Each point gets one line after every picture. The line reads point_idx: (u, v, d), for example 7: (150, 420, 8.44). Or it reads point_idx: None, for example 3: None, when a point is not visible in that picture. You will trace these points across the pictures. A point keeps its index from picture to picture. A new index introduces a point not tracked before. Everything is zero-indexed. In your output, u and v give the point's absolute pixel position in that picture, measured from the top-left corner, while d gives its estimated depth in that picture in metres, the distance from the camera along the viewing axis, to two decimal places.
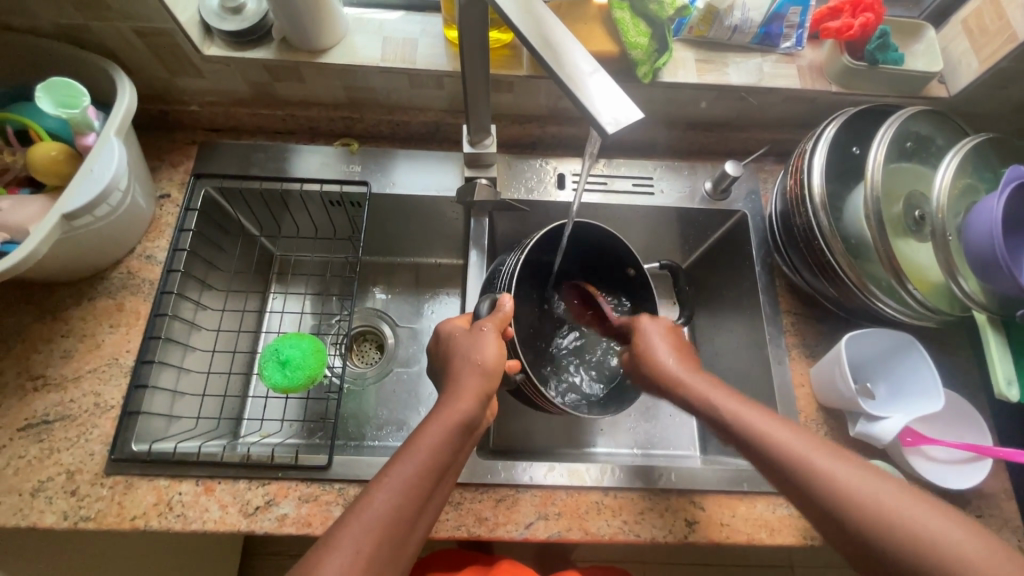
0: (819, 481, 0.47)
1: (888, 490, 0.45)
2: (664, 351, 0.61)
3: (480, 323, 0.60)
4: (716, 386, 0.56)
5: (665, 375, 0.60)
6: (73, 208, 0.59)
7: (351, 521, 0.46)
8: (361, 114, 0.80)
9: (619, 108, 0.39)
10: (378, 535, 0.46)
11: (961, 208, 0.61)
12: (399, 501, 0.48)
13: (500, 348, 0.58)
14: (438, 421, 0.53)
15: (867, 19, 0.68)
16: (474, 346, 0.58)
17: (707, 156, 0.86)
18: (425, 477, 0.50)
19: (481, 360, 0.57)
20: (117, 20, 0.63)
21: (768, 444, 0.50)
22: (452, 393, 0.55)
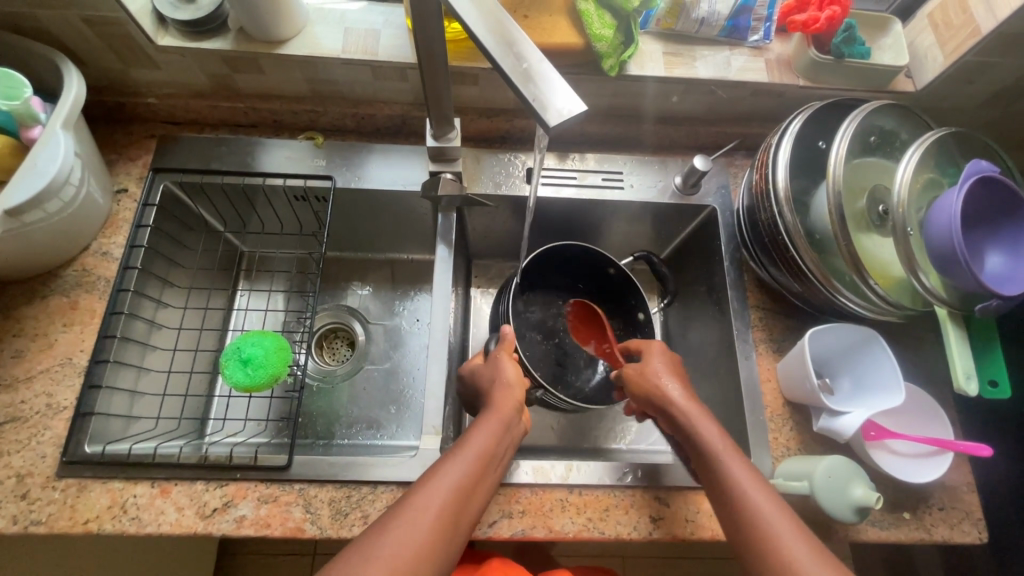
0: (719, 479, 0.53)
1: (762, 496, 0.50)
2: (662, 374, 0.64)
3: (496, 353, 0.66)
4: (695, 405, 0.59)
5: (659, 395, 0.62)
6: (15, 204, 0.56)
7: (411, 509, 0.46)
8: (324, 107, 0.78)
9: (564, 100, 0.38)
10: (430, 519, 0.46)
11: (923, 203, 0.61)
12: (457, 492, 0.49)
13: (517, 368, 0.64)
14: (480, 424, 0.56)
15: (833, 12, 0.67)
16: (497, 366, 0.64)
17: (679, 150, 0.85)
18: (476, 473, 0.52)
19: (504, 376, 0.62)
20: (64, 8, 0.61)
21: (697, 442, 0.56)
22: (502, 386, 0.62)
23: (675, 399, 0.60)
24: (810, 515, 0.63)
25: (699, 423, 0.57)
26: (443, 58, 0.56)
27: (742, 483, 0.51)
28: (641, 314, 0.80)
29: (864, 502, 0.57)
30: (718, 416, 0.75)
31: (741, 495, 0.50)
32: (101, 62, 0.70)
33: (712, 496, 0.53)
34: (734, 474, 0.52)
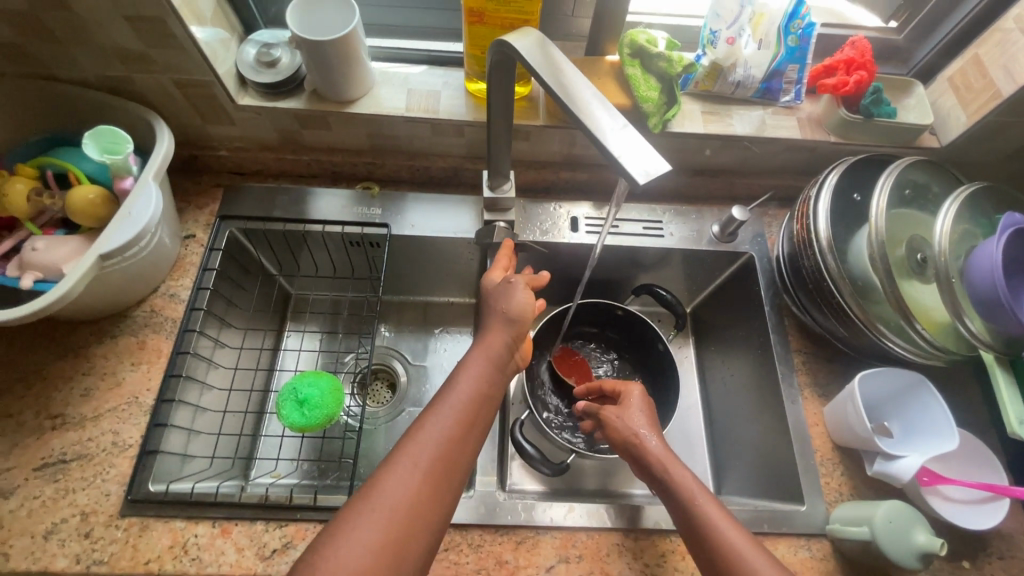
0: (702, 530, 0.54)
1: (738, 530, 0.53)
2: (642, 427, 0.63)
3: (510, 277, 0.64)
4: (674, 458, 0.60)
5: (640, 449, 0.61)
6: (110, 249, 0.60)
7: (415, 437, 0.52)
8: (382, 160, 0.83)
9: (649, 160, 0.42)
10: (418, 468, 0.50)
11: (961, 252, 0.64)
12: (441, 443, 0.52)
13: (529, 297, 0.63)
14: (473, 359, 0.59)
15: (861, 76, 0.73)
16: (505, 295, 0.63)
17: (714, 201, 0.90)
18: (464, 420, 0.55)
19: (510, 305, 0.62)
20: (160, 73, 0.68)
21: (681, 495, 0.56)
22: (505, 300, 0.63)
23: (655, 453, 0.60)
24: (869, 563, 0.63)
25: (681, 476, 0.57)
26: (508, 116, 0.61)
27: (725, 531, 0.53)
28: (659, 346, 0.85)
29: (927, 548, 0.57)
30: (766, 460, 0.75)
31: (728, 549, 0.52)
32: (183, 120, 0.75)
33: (692, 546, 0.55)
34: (719, 524, 0.53)
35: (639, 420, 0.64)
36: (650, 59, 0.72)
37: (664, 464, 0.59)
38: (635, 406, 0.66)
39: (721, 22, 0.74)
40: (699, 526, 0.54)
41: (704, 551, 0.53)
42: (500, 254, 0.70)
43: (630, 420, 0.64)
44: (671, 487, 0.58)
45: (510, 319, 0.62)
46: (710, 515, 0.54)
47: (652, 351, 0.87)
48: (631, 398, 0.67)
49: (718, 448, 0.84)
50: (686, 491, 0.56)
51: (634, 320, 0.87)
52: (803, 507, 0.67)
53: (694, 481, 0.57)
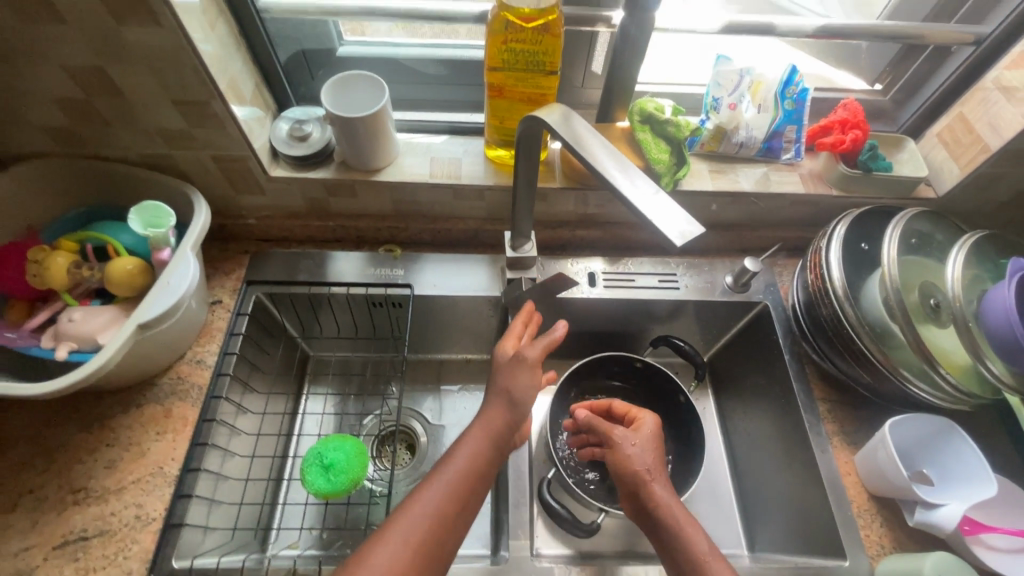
0: None
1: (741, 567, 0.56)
2: (652, 471, 0.61)
3: (522, 352, 0.63)
4: (683, 511, 0.58)
5: (648, 498, 0.59)
6: (148, 318, 0.62)
7: (413, 507, 0.52)
8: (404, 224, 0.87)
9: (684, 223, 0.45)
10: (409, 544, 0.50)
11: (974, 296, 0.66)
12: (433, 518, 0.52)
13: (535, 378, 0.63)
14: (473, 432, 0.59)
15: (856, 134, 0.78)
16: (512, 375, 0.62)
17: (724, 253, 0.92)
18: (458, 496, 0.55)
19: (514, 384, 0.62)
20: (200, 149, 0.71)
21: (693, 555, 0.55)
22: (510, 370, 0.63)
23: (664, 503, 0.58)
24: None
25: (692, 533, 0.56)
26: (530, 184, 0.64)
27: None
28: (681, 397, 0.85)
29: None
30: (800, 513, 0.74)
31: None
32: (216, 192, 0.79)
33: None
34: None
35: (649, 462, 0.61)
36: (659, 124, 0.77)
37: (673, 520, 0.57)
38: (644, 439, 0.64)
39: (722, 90, 0.80)
40: None
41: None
42: (520, 313, 0.69)
43: (638, 462, 0.61)
44: (681, 544, 0.56)
45: (512, 398, 0.61)
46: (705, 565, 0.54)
47: (674, 404, 0.87)
48: (641, 431, 0.65)
49: (748, 502, 0.82)
50: (696, 552, 0.55)
51: (655, 373, 0.87)
52: (845, 561, 0.66)
53: (694, 530, 0.56)
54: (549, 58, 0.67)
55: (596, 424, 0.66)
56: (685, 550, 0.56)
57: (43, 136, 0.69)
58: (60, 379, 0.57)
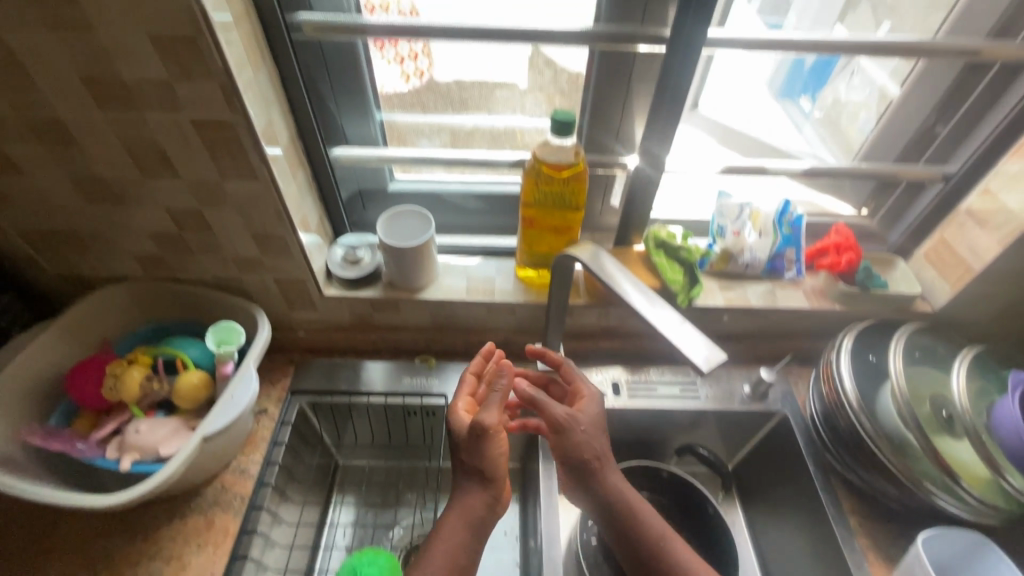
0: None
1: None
2: (608, 469, 0.68)
3: (481, 424, 0.61)
4: (638, 499, 0.68)
5: (609, 493, 0.67)
6: (211, 431, 0.67)
7: None
8: (440, 336, 0.94)
9: (706, 349, 0.51)
10: None
11: (983, 408, 0.71)
12: None
13: (501, 442, 0.64)
14: (448, 526, 0.63)
15: (851, 256, 0.86)
16: (478, 449, 0.63)
17: (740, 363, 0.97)
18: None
19: (486, 459, 0.63)
20: (266, 273, 0.81)
21: (659, 536, 0.66)
22: (472, 444, 0.63)
23: (626, 502, 0.67)
24: None
25: (653, 519, 0.67)
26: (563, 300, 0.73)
27: None
28: (710, 508, 0.85)
29: None
30: None
31: None
32: (273, 308, 0.87)
33: None
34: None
35: (597, 447, 0.68)
36: (672, 249, 0.86)
37: (636, 511, 0.67)
38: (588, 418, 0.69)
39: (726, 219, 0.90)
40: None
41: (658, 575, 0.65)
42: (472, 360, 0.74)
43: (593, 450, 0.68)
44: (650, 533, 0.66)
45: (483, 475, 0.64)
46: (662, 541, 0.66)
47: (703, 516, 0.86)
48: (582, 415, 0.69)
49: None
50: (661, 537, 0.66)
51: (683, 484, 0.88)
52: None
53: (637, 500, 0.68)
54: (575, 197, 0.78)
55: (558, 415, 0.67)
56: (653, 537, 0.66)
57: (133, 263, 0.78)
58: (137, 487, 0.63)
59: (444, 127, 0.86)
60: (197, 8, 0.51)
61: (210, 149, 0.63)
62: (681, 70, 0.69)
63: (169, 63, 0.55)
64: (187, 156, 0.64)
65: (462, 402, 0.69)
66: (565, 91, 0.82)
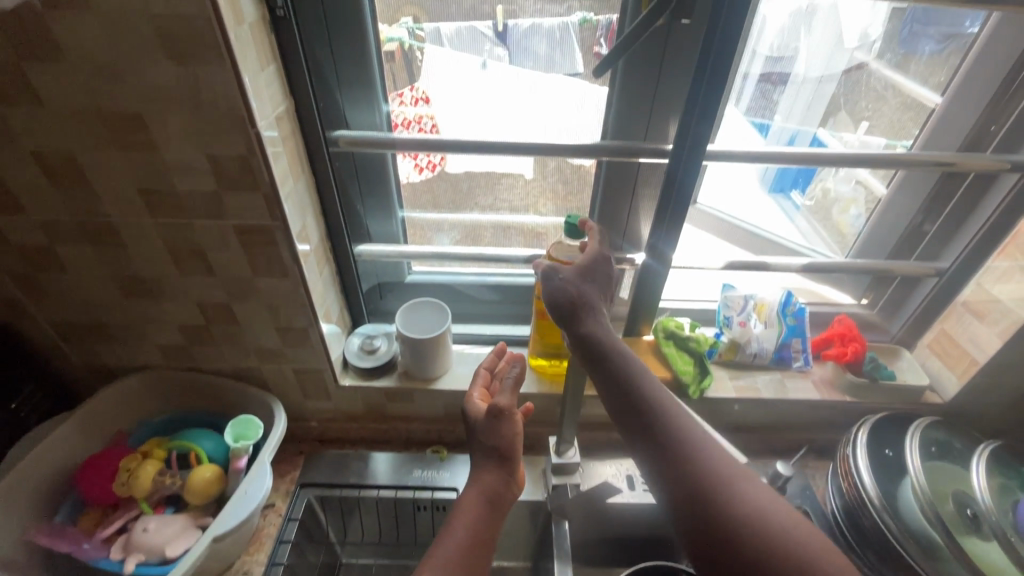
0: (764, 508, 0.47)
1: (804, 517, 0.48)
2: (632, 373, 0.56)
3: (498, 407, 0.61)
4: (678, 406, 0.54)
5: (638, 401, 0.54)
6: (222, 531, 0.66)
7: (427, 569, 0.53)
8: (452, 425, 0.93)
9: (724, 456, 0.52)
10: None
11: (1007, 506, 0.70)
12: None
13: (518, 426, 0.62)
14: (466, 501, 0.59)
15: (856, 347, 0.89)
16: (494, 431, 0.61)
17: (755, 454, 0.96)
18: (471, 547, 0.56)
19: (501, 440, 0.61)
20: (285, 364, 0.82)
21: (705, 445, 0.51)
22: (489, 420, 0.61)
23: (657, 405, 0.54)
24: None
25: (697, 432, 0.52)
26: (577, 395, 0.74)
27: (781, 509, 0.48)
28: None
29: None
30: None
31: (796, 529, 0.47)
32: (288, 398, 0.88)
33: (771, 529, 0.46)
34: (777, 507, 0.48)
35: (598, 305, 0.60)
36: (681, 340, 0.89)
37: (678, 423, 0.53)
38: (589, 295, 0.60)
39: (732, 310, 0.93)
40: (759, 504, 0.48)
41: (721, 490, 0.48)
42: (483, 358, 0.72)
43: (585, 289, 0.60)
44: (704, 449, 0.51)
45: (501, 456, 0.61)
46: (713, 456, 0.51)
47: None
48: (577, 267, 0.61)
49: None
50: (714, 450, 0.51)
51: None
52: None
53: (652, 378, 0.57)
54: None
55: (550, 273, 0.60)
56: (708, 454, 0.51)
57: (156, 353, 0.80)
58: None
59: (457, 224, 0.91)
60: (253, 134, 0.57)
61: (247, 250, 0.68)
62: (683, 181, 0.74)
63: (221, 178, 0.61)
64: (225, 256, 0.68)
65: (476, 391, 0.68)
66: (567, 182, 0.85)
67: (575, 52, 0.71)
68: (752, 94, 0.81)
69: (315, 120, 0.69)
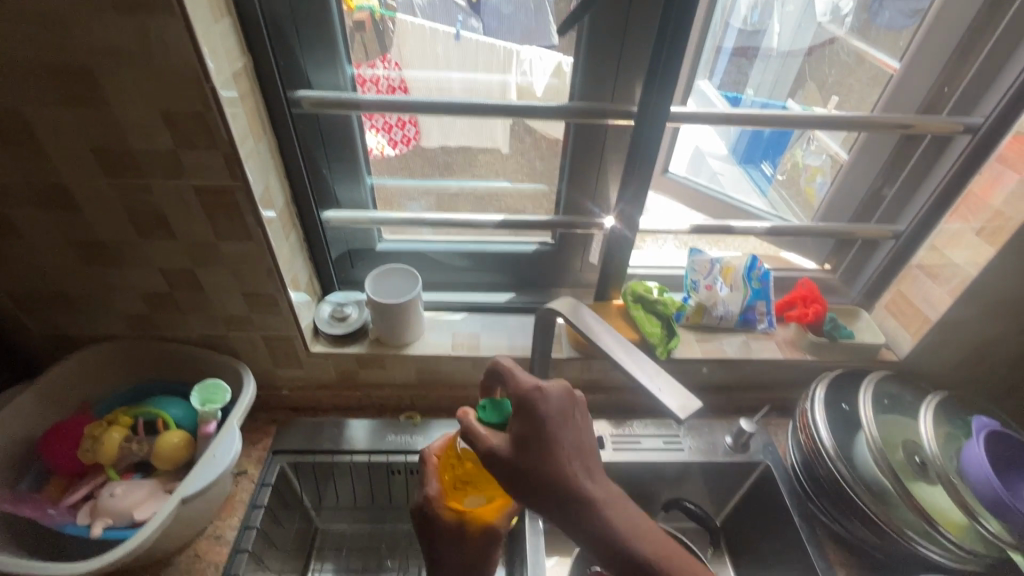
0: None
1: None
2: (574, 473, 0.48)
3: (492, 536, 0.64)
4: (621, 503, 0.48)
5: (575, 504, 0.47)
6: (190, 492, 0.66)
7: None
8: (426, 391, 0.94)
9: (683, 399, 0.54)
10: None
11: (952, 453, 0.74)
12: None
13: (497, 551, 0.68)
14: None
15: (817, 308, 0.92)
16: (480, 555, 0.64)
17: (722, 414, 0.99)
18: None
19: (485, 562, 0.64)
20: (254, 331, 0.82)
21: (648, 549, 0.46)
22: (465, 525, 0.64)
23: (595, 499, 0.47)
24: None
25: (637, 523, 0.47)
26: (546, 355, 0.75)
27: None
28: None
29: None
30: None
31: None
32: (258, 367, 0.87)
33: None
34: None
35: (567, 466, 0.48)
36: (649, 303, 0.90)
37: (622, 527, 0.47)
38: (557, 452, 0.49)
39: (698, 274, 0.94)
40: None
41: None
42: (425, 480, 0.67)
43: (553, 449, 0.49)
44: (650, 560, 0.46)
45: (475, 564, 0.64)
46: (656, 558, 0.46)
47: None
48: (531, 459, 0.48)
49: None
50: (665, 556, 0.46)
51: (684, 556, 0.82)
52: None
53: (600, 483, 0.49)
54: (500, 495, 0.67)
55: (502, 456, 0.49)
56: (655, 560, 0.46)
57: (120, 322, 0.79)
58: (111, 552, 0.61)
59: (431, 190, 0.93)
60: (208, 89, 0.56)
61: (208, 211, 0.66)
62: (647, 147, 0.75)
63: (178, 136, 0.59)
64: (185, 219, 0.67)
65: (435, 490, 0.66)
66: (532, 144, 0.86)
67: (552, 24, 0.73)
68: (725, 67, 0.97)
69: (277, 79, 0.67)
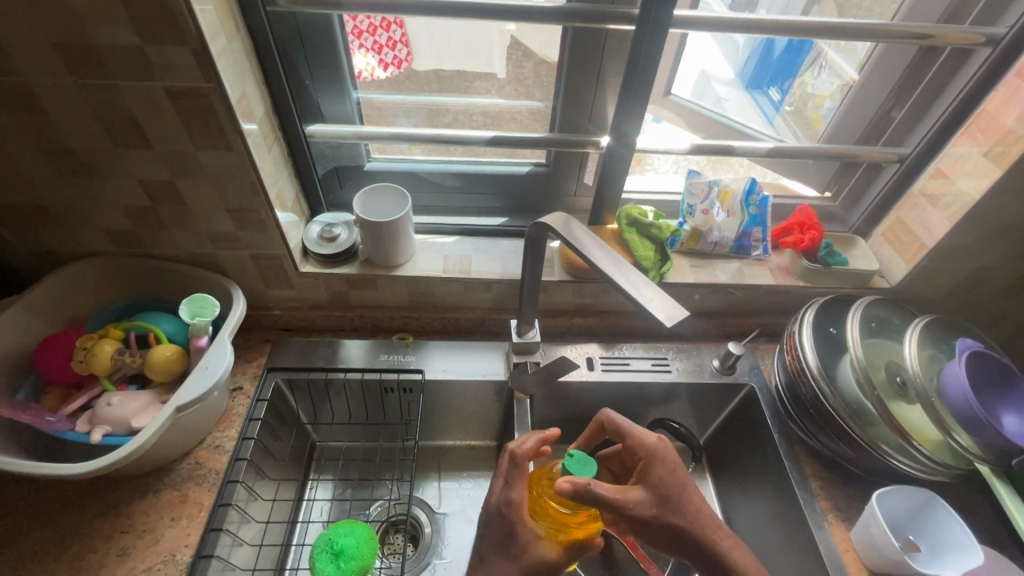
0: None
1: None
2: (702, 512, 0.64)
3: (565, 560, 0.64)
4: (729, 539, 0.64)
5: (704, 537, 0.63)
6: (185, 401, 0.67)
7: None
8: (417, 313, 0.95)
9: (670, 309, 0.54)
10: None
11: (933, 373, 0.75)
12: None
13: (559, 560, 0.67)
14: None
15: (813, 234, 0.91)
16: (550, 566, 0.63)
17: (710, 339, 1.00)
18: None
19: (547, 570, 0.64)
20: (241, 249, 0.80)
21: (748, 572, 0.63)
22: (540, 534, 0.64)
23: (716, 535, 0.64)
24: None
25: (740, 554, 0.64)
26: (536, 275, 0.75)
27: None
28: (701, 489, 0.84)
29: None
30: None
31: None
32: (248, 286, 0.87)
33: None
34: None
35: (698, 505, 0.64)
36: (643, 227, 0.89)
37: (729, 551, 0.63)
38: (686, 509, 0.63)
39: (695, 199, 0.92)
40: None
41: None
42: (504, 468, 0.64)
43: (684, 496, 0.64)
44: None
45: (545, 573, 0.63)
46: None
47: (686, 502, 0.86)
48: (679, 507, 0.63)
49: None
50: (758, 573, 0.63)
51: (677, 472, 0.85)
52: None
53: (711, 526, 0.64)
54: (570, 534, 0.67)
55: (644, 497, 0.62)
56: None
57: (104, 238, 0.77)
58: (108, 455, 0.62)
59: (422, 106, 0.87)
60: None
61: (184, 118, 0.63)
62: (647, 59, 0.71)
63: (142, 30, 0.55)
64: (161, 126, 0.64)
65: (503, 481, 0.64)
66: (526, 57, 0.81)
67: None
68: None
69: None
